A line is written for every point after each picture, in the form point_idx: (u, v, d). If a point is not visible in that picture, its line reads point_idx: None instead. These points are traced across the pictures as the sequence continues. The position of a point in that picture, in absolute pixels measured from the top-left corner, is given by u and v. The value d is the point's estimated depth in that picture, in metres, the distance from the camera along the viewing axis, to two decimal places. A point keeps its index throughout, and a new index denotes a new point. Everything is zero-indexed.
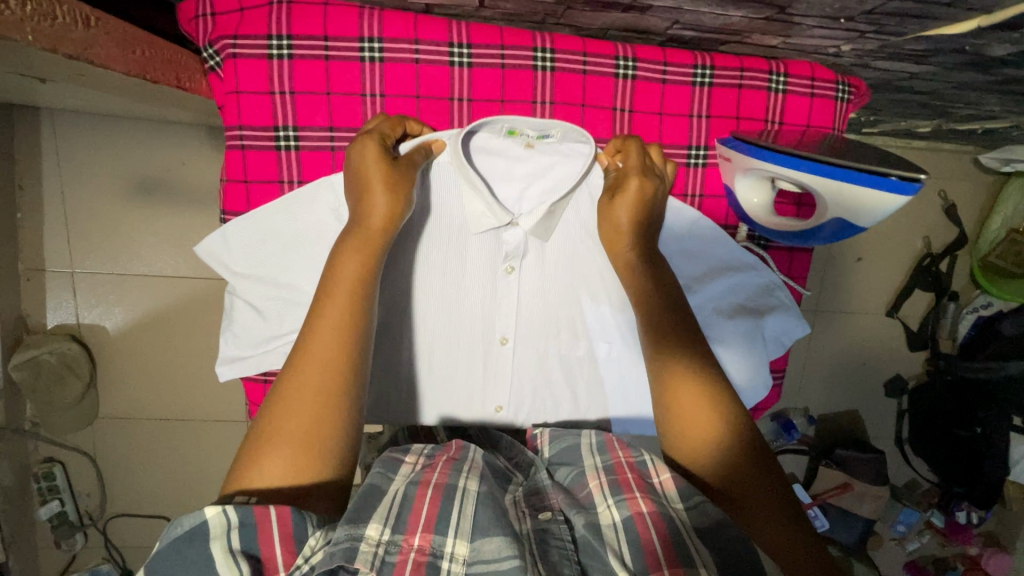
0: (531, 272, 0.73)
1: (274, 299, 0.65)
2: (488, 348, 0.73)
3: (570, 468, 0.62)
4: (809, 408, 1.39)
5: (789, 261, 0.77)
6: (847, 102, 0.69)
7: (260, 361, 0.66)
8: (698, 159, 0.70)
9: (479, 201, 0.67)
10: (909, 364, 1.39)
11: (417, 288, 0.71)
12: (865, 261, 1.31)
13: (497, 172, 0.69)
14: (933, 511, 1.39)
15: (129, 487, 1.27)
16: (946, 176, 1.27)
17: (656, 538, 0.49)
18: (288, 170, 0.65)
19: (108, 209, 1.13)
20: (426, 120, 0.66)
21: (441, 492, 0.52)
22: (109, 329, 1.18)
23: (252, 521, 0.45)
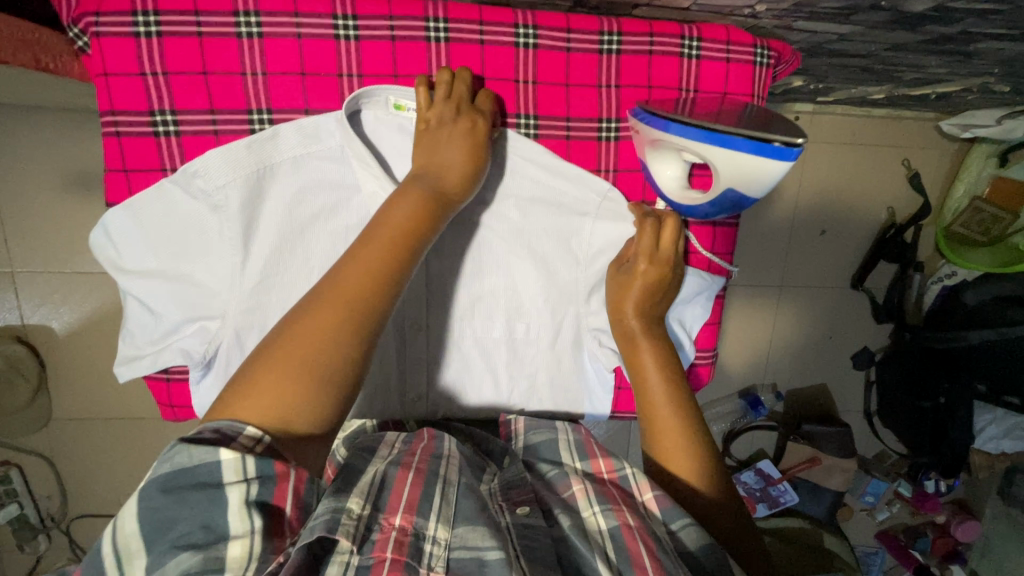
0: (438, 253, 0.69)
1: (160, 293, 0.61)
2: (398, 333, 0.71)
3: (553, 465, 0.62)
4: (777, 384, 1.39)
5: (713, 236, 0.72)
6: (765, 67, 0.66)
7: (156, 359, 0.63)
8: (609, 132, 0.67)
9: (372, 181, 0.62)
10: (877, 336, 1.38)
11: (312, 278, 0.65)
12: (830, 234, 1.29)
13: (393, 148, 0.66)
14: (900, 481, 1.41)
15: (91, 487, 1.25)
16: (908, 145, 1.25)
17: (642, 544, 0.49)
18: (170, 157, 0.61)
19: (42, 205, 1.09)
20: (315, 99, 0.61)
21: (422, 477, 0.51)
22: (56, 329, 1.15)
23: (273, 475, 0.42)
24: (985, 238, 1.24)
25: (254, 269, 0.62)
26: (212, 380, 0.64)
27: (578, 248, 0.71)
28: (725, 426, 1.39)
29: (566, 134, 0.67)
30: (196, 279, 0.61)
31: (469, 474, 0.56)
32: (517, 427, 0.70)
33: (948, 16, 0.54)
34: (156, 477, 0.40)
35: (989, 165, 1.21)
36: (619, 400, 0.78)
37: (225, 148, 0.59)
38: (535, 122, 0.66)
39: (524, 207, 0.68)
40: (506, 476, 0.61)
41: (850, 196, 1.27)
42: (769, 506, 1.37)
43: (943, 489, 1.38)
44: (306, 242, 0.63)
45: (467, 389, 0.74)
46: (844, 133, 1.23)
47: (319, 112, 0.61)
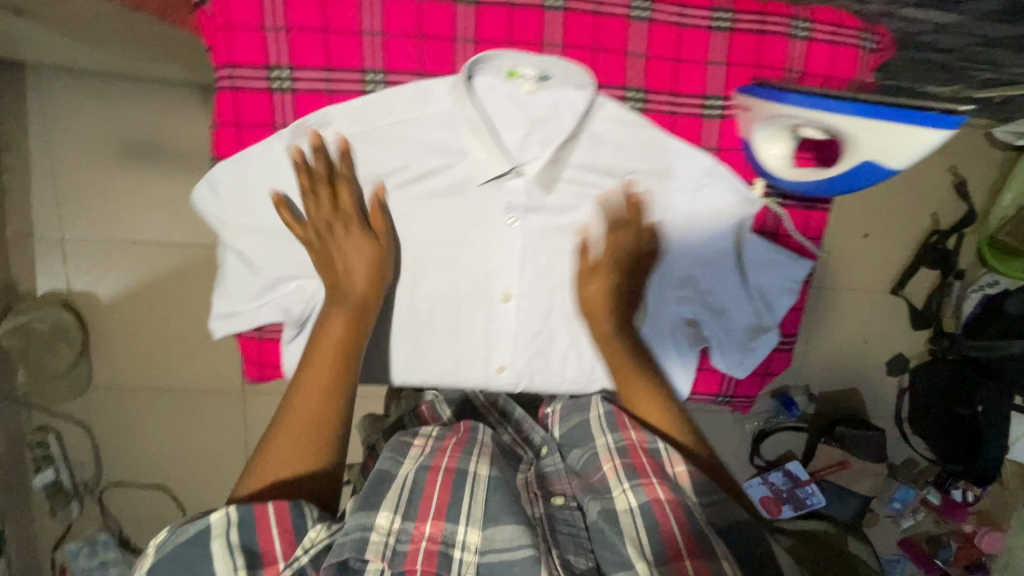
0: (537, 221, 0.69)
1: (265, 250, 0.67)
2: (490, 302, 0.72)
3: (581, 450, 0.68)
4: (810, 386, 1.38)
5: (805, 220, 0.72)
6: (872, 53, 0.67)
7: (254, 316, 0.70)
8: (714, 110, 0.67)
9: (481, 147, 0.65)
10: (913, 343, 1.37)
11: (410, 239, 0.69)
12: (872, 238, 1.29)
13: (501, 114, 0.65)
14: (930, 488, 1.41)
15: (124, 456, 1.25)
16: (956, 152, 1.25)
17: (676, 529, 0.56)
18: (282, 113, 0.64)
19: (95, 171, 1.09)
20: (429, 62, 0.63)
21: (452, 478, 0.60)
22: (100, 296, 1.15)
23: (251, 517, 0.55)
24: None
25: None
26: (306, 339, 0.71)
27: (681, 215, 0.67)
28: (757, 424, 1.40)
29: (670, 109, 0.67)
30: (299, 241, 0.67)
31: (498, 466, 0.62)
32: (554, 417, 0.74)
33: None
34: (171, 548, 0.54)
35: None
36: (698, 383, 0.78)
37: (341, 105, 0.62)
38: (643, 95, 0.66)
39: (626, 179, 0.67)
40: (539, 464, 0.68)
41: (895, 199, 1.27)
42: (795, 507, 1.37)
43: (973, 499, 1.37)
44: (401, 210, 0.68)
45: (539, 365, 0.76)
46: None
47: (430, 74, 0.64)
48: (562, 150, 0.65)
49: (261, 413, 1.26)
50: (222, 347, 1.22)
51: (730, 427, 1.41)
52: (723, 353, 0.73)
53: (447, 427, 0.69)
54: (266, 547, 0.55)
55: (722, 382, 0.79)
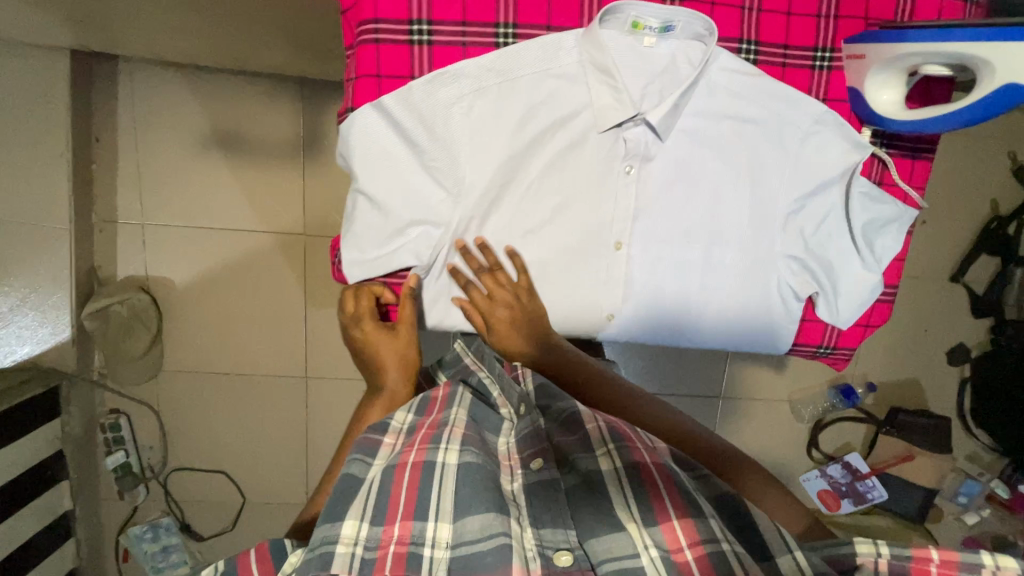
0: (651, 173, 0.66)
1: (393, 192, 0.62)
2: (602, 250, 0.68)
3: (560, 404, 0.66)
4: (868, 375, 1.37)
5: (912, 168, 0.68)
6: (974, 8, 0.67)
7: (385, 263, 0.64)
8: (823, 62, 0.65)
9: (608, 95, 0.62)
10: (973, 332, 1.35)
11: (532, 183, 0.66)
12: (929, 225, 1.29)
13: (626, 67, 0.64)
14: (997, 482, 1.36)
15: (189, 441, 1.28)
16: (1014, 137, 1.24)
17: (658, 475, 0.57)
18: (420, 67, 0.60)
19: (176, 159, 1.15)
20: (557, 16, 0.61)
21: (419, 471, 0.57)
22: (175, 281, 1.20)
23: (236, 568, 0.52)
24: None
25: (479, 179, 0.63)
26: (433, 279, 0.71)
27: (807, 154, 0.65)
28: (815, 413, 1.38)
29: (781, 61, 0.65)
30: (429, 186, 0.63)
31: (470, 450, 0.59)
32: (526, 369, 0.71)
33: None
34: None
35: None
36: (802, 333, 0.72)
37: (474, 60, 0.60)
38: (756, 49, 0.64)
39: (737, 129, 0.65)
40: (518, 427, 0.66)
41: (953, 188, 1.27)
42: (855, 502, 1.34)
43: None
44: (527, 158, 0.65)
45: (650, 309, 0.71)
46: None
47: (560, 30, 0.61)
48: (685, 96, 0.62)
49: (322, 398, 1.29)
50: (288, 332, 1.25)
51: (786, 419, 1.39)
52: (828, 298, 0.69)
53: (422, 410, 0.67)
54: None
55: (825, 332, 0.72)
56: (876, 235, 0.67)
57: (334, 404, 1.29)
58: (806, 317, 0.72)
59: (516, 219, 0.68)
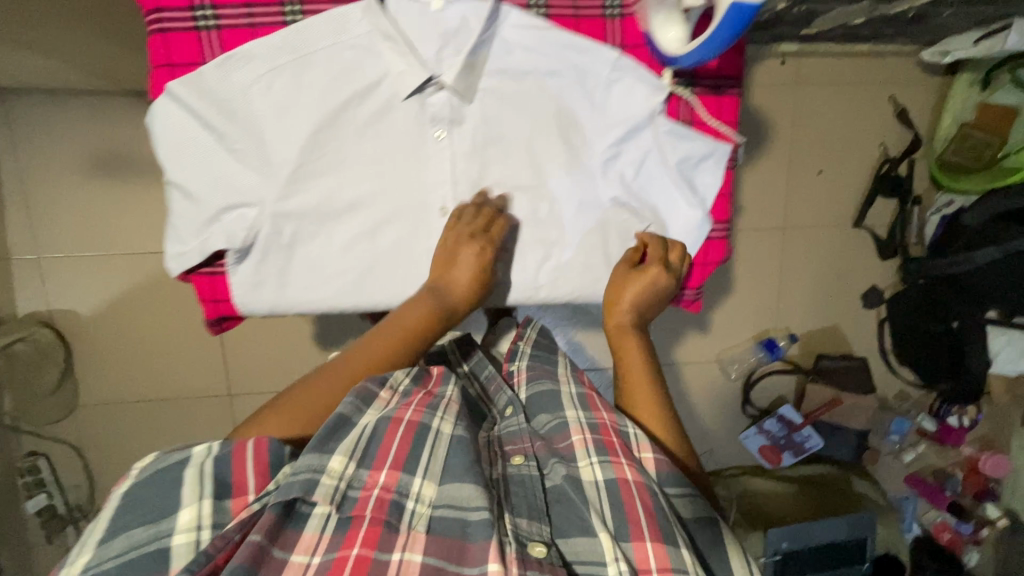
0: (463, 136, 0.67)
1: (202, 180, 0.61)
2: (429, 216, 0.69)
3: (549, 416, 0.70)
4: (790, 327, 1.39)
5: (717, 105, 0.70)
6: None
7: (203, 246, 0.62)
8: (614, 11, 0.65)
9: (399, 60, 0.63)
10: (884, 274, 1.40)
11: (345, 158, 0.65)
12: (826, 174, 1.32)
13: (419, 32, 0.63)
14: (923, 415, 1.42)
15: (116, 474, 1.25)
16: (893, 81, 1.29)
17: (638, 498, 0.58)
18: (211, 51, 0.60)
19: (64, 187, 1.12)
20: None
21: (412, 431, 0.58)
22: (80, 312, 1.17)
23: (226, 455, 0.55)
24: (979, 164, 1.25)
25: (288, 157, 0.63)
26: (256, 264, 0.65)
27: (612, 105, 0.68)
28: (744, 371, 1.40)
29: (573, 13, 0.65)
30: (235, 167, 0.61)
31: (462, 423, 0.61)
32: (521, 376, 0.77)
33: None
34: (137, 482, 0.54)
35: (973, 93, 1.24)
36: None
37: (263, 40, 0.60)
38: (544, 4, 0.65)
39: (541, 83, 0.67)
40: (502, 426, 0.70)
41: (843, 135, 1.31)
42: (794, 452, 1.38)
43: (968, 423, 1.38)
44: (335, 132, 0.64)
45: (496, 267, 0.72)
46: (831, 72, 1.27)
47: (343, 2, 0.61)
48: (476, 56, 0.64)
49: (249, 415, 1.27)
50: (205, 350, 1.23)
51: (718, 380, 1.40)
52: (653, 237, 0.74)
53: (417, 380, 0.65)
54: (239, 478, 0.55)
55: None
56: (688, 175, 0.71)
57: None
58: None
59: (337, 193, 0.65)
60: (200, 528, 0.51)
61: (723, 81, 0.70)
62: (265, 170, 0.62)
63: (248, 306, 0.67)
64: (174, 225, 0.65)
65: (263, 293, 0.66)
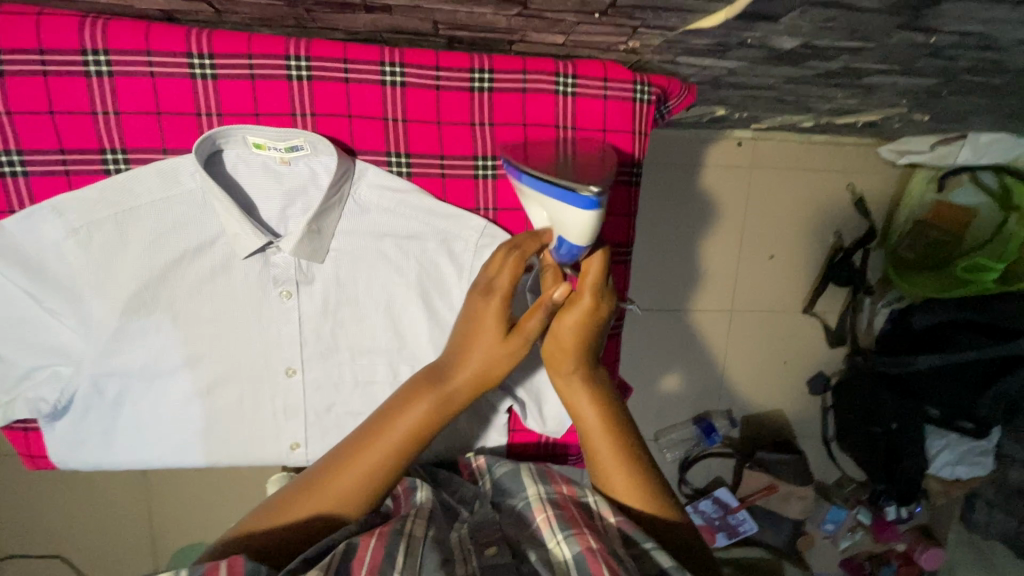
0: (313, 295, 0.60)
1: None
2: (272, 380, 0.61)
3: (515, 500, 0.63)
4: (732, 409, 1.35)
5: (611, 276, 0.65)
6: (648, 105, 0.57)
7: (5, 411, 0.56)
8: (486, 171, 0.59)
9: (231, 221, 0.56)
10: (831, 360, 1.36)
11: (174, 319, 0.58)
12: (777, 259, 1.28)
13: (261, 188, 0.61)
14: (861, 507, 1.37)
15: (17, 529, 1.20)
16: (853, 169, 1.24)
17: (609, 568, 0.49)
18: (18, 199, 0.53)
19: None
20: (172, 140, 0.54)
21: (384, 537, 0.52)
22: None
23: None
24: (934, 264, 1.23)
25: (104, 319, 0.55)
26: (72, 424, 0.58)
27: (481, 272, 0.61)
28: (681, 453, 1.36)
29: (440, 172, 0.59)
30: (39, 332, 0.54)
31: (434, 527, 0.57)
32: (480, 464, 0.70)
33: (821, 53, 0.49)
34: None
35: (930, 190, 1.20)
36: (519, 436, 0.76)
37: (74, 192, 0.53)
38: (406, 161, 0.58)
39: (401, 245, 0.60)
40: (471, 518, 0.62)
41: (797, 221, 1.26)
42: (729, 535, 1.35)
43: (904, 515, 1.35)
44: (167, 287, 0.57)
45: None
46: (787, 158, 1.22)
47: (178, 153, 0.54)
48: (323, 219, 0.58)
49: (161, 473, 1.21)
50: None
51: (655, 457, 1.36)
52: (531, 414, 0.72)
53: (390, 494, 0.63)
54: None
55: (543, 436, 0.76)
56: None
57: (176, 479, 1.22)
58: (519, 427, 0.76)
59: (163, 352, 0.58)
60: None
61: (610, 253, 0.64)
62: (80, 333, 0.55)
63: (67, 463, 0.61)
64: None
65: (82, 452, 0.60)
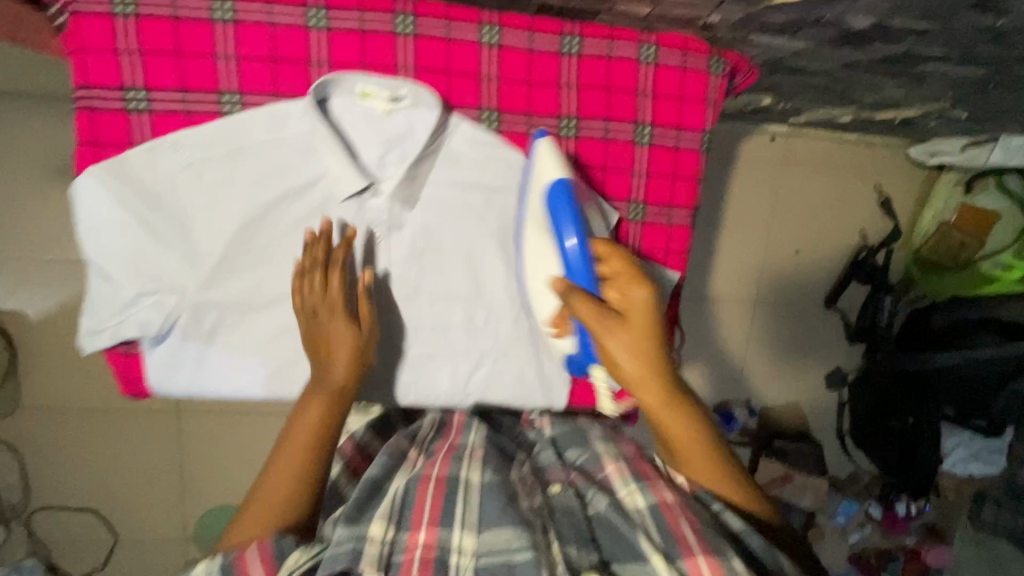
0: (401, 241, 0.66)
1: (116, 264, 0.59)
2: None
3: (580, 450, 0.64)
4: (751, 400, 1.38)
5: (673, 237, 0.70)
6: (721, 78, 0.66)
7: (115, 331, 0.60)
8: (569, 131, 0.66)
9: (337, 163, 0.62)
10: (849, 356, 1.39)
11: (264, 257, 0.63)
12: (803, 254, 1.32)
13: (361, 135, 0.65)
14: (872, 502, 1.41)
15: (52, 480, 1.23)
16: (882, 171, 1.29)
17: (680, 519, 0.50)
18: (141, 134, 0.59)
19: (17, 190, 1.07)
20: (285, 86, 0.60)
21: (442, 486, 0.54)
22: (28, 317, 1.13)
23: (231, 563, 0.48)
24: (954, 264, 1.25)
25: (211, 249, 0.61)
26: (166, 353, 0.62)
27: None
28: None
29: (527, 130, 0.66)
30: (158, 257, 0.60)
31: (490, 469, 0.57)
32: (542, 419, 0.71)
33: (890, 35, 0.53)
34: None
35: (955, 193, 1.23)
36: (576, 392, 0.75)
37: (196, 129, 0.59)
38: (497, 117, 0.65)
39: (487, 196, 0.67)
40: (535, 459, 0.65)
41: (824, 217, 1.30)
42: None
43: (914, 512, 1.39)
44: (263, 226, 0.62)
45: (415, 389, 0.70)
46: (818, 154, 1.26)
47: (290, 98, 0.60)
48: (420, 166, 0.65)
49: (196, 432, 1.25)
50: None
51: None
52: None
53: (441, 429, 0.66)
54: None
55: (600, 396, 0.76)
56: None
57: (209, 439, 1.25)
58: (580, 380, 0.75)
59: (255, 288, 0.63)
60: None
61: (675, 212, 0.69)
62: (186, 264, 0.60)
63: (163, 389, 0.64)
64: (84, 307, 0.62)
65: (175, 380, 0.63)
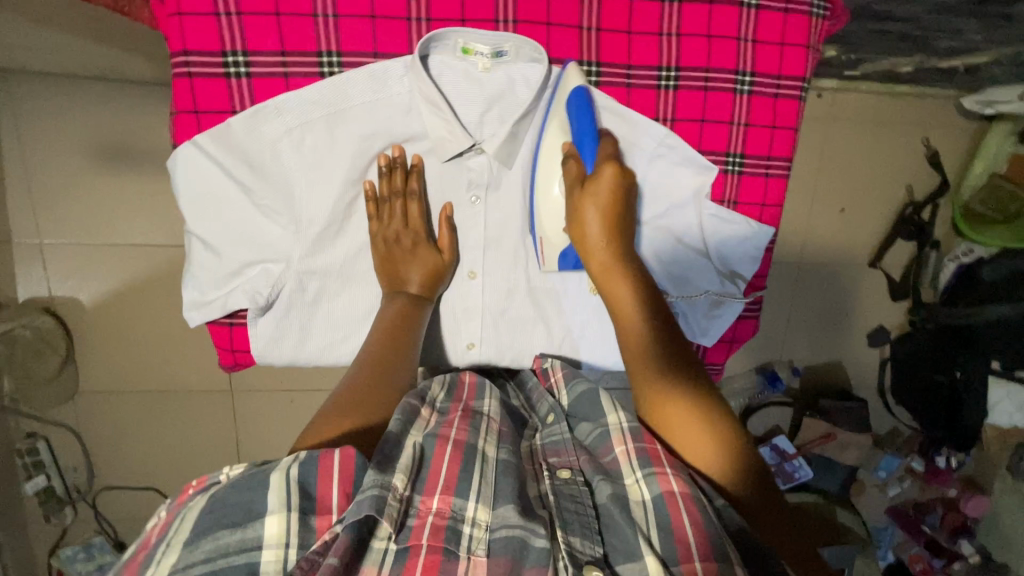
0: (494, 199, 0.78)
1: (222, 233, 0.72)
2: (457, 276, 0.81)
3: (591, 426, 0.64)
4: (794, 360, 1.40)
5: (765, 187, 0.79)
6: (822, 20, 0.74)
7: (224, 301, 0.75)
8: (668, 80, 0.74)
9: (442, 125, 0.72)
10: (892, 315, 1.38)
11: (353, 217, 0.76)
12: (847, 212, 1.30)
13: (459, 90, 0.74)
14: (914, 456, 1.43)
15: (113, 461, 1.26)
16: (929, 123, 1.26)
17: (686, 518, 0.51)
18: (239, 97, 0.69)
19: (72, 172, 1.08)
20: (383, 42, 0.69)
21: (460, 451, 0.55)
22: (84, 301, 1.15)
23: (314, 461, 0.49)
24: (1003, 217, 1.25)
25: (309, 212, 0.73)
26: (277, 319, 0.78)
27: (653, 180, 0.77)
28: (743, 401, 1.41)
29: (625, 80, 0.74)
30: (258, 219, 0.72)
31: (506, 446, 0.59)
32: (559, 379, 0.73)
33: None
34: (215, 496, 0.47)
35: (1007, 143, 1.22)
36: None
37: (292, 97, 0.69)
38: (596, 68, 0.73)
39: None
40: (545, 434, 0.65)
41: (869, 174, 1.28)
42: (783, 480, 1.38)
43: (955, 464, 1.41)
44: (353, 190, 0.75)
45: (522, 342, 0.83)
46: (863, 109, 1.24)
47: (387, 55, 0.70)
48: (520, 127, 0.74)
49: (250, 411, 1.27)
50: (201, 348, 1.21)
51: None
52: (689, 317, 0.83)
53: (451, 393, 0.68)
54: (322, 489, 0.49)
55: (692, 351, 0.88)
56: (723, 252, 0.81)
57: (263, 418, 1.28)
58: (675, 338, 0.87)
59: (349, 243, 0.77)
60: (287, 546, 0.45)
61: (773, 163, 0.78)
62: (290, 225, 0.73)
63: (266, 357, 0.80)
64: (186, 275, 0.76)
65: (282, 346, 0.79)
